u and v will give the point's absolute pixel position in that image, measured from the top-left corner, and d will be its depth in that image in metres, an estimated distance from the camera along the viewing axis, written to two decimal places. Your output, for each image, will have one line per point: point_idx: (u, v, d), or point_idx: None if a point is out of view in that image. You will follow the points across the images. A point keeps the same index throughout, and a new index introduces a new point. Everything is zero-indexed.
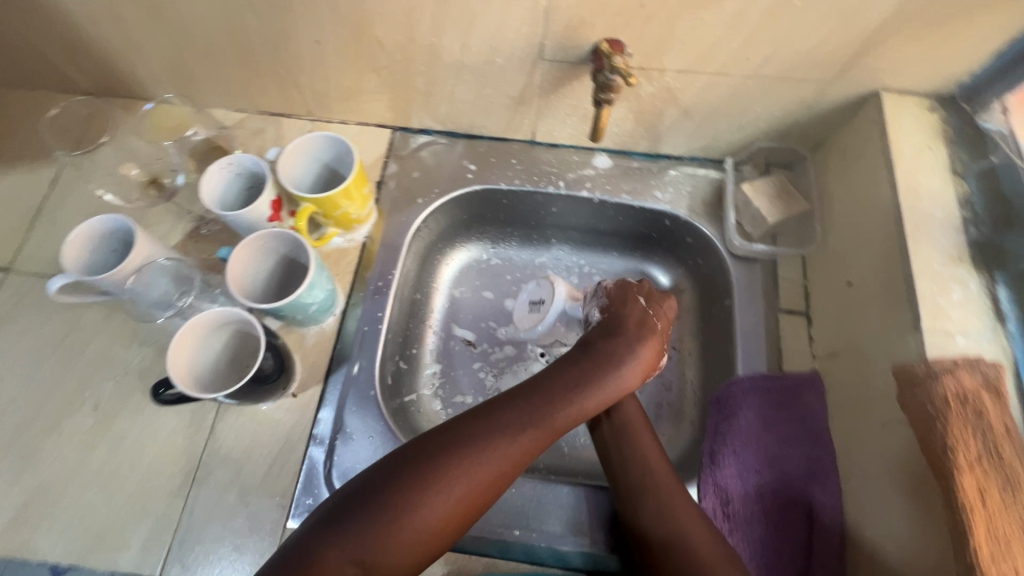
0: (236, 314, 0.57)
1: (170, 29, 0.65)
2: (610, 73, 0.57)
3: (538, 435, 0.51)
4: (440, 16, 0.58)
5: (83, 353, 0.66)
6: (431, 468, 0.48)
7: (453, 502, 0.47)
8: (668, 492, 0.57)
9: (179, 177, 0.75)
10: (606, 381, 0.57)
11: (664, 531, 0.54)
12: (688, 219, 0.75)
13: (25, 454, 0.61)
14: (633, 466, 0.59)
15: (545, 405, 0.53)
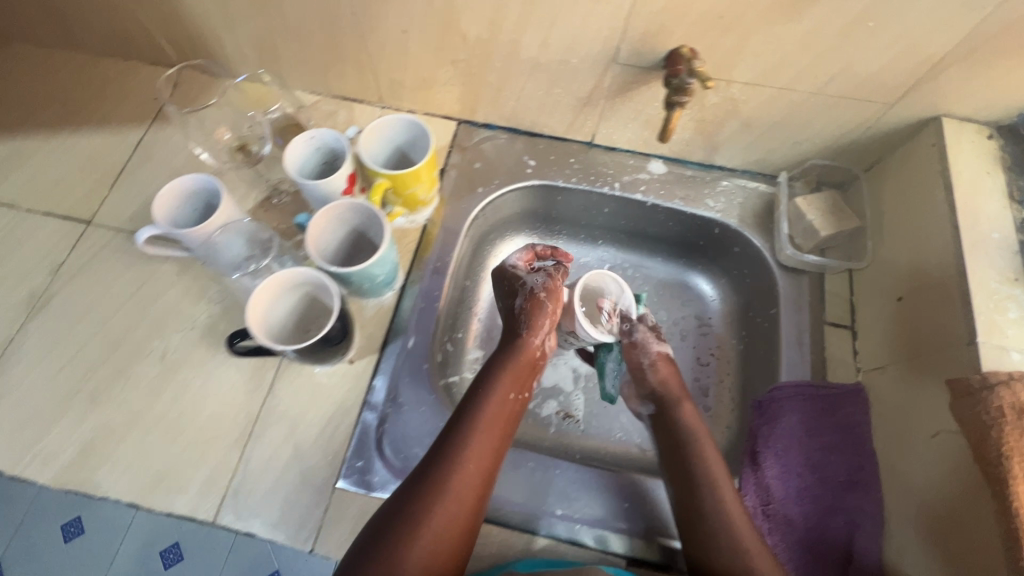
0: (311, 275, 0.60)
1: (268, 9, 0.69)
2: (688, 76, 0.59)
3: (480, 457, 0.56)
4: (526, 14, 0.62)
5: (154, 305, 0.69)
6: (415, 513, 0.52)
7: (441, 534, 0.52)
8: (736, 511, 0.58)
9: (268, 147, 0.77)
10: (496, 381, 0.63)
11: (736, 554, 0.55)
12: (738, 229, 0.77)
13: (93, 395, 0.64)
14: (704, 480, 0.60)
15: (470, 433, 0.58)
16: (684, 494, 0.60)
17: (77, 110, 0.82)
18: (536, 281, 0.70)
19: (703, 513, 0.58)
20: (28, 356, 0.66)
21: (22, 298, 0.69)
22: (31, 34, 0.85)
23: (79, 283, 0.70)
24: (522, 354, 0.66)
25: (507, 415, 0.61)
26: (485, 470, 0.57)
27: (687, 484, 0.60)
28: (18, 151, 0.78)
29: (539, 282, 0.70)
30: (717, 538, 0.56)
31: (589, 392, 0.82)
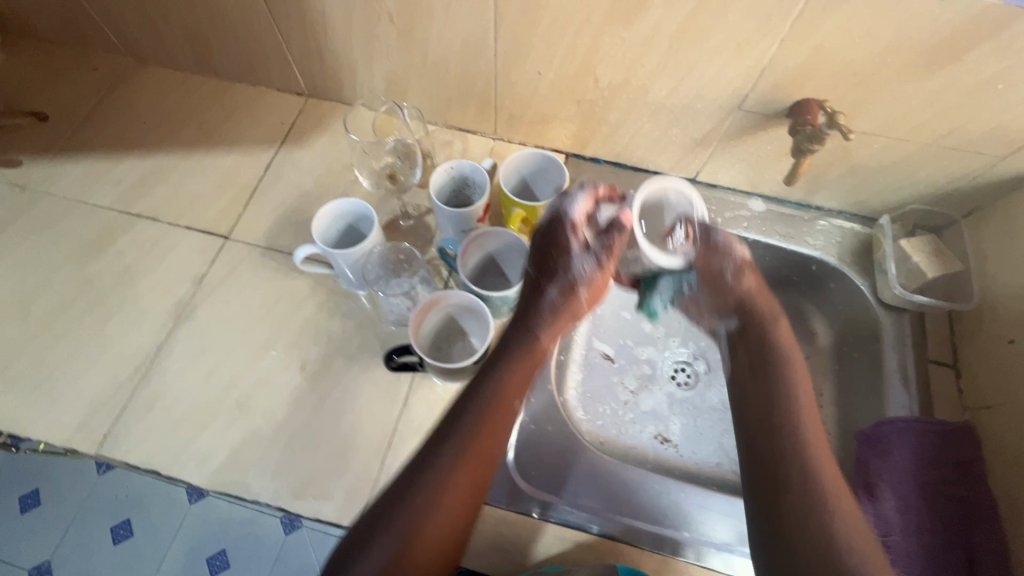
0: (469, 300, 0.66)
1: (412, 47, 0.75)
2: (825, 127, 0.64)
3: (472, 459, 0.56)
4: (663, 63, 0.67)
5: (292, 318, 0.73)
6: (412, 508, 0.52)
7: (434, 532, 0.52)
8: (813, 435, 0.59)
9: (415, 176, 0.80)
10: (507, 373, 0.63)
11: (803, 473, 0.55)
12: (837, 266, 0.81)
13: (240, 402, 0.68)
14: (779, 407, 0.61)
15: (463, 434, 0.57)
16: (761, 423, 0.61)
17: (212, 131, 0.88)
18: (582, 268, 0.70)
19: (772, 434, 0.59)
20: (178, 362, 0.70)
21: (169, 306, 0.74)
22: (171, 60, 0.91)
23: (221, 294, 0.75)
24: (530, 350, 0.66)
25: (519, 378, 0.63)
26: (481, 470, 0.57)
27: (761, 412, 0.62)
28: (160, 168, 0.84)
29: (593, 255, 0.70)
30: (784, 460, 0.57)
31: (685, 418, 0.85)
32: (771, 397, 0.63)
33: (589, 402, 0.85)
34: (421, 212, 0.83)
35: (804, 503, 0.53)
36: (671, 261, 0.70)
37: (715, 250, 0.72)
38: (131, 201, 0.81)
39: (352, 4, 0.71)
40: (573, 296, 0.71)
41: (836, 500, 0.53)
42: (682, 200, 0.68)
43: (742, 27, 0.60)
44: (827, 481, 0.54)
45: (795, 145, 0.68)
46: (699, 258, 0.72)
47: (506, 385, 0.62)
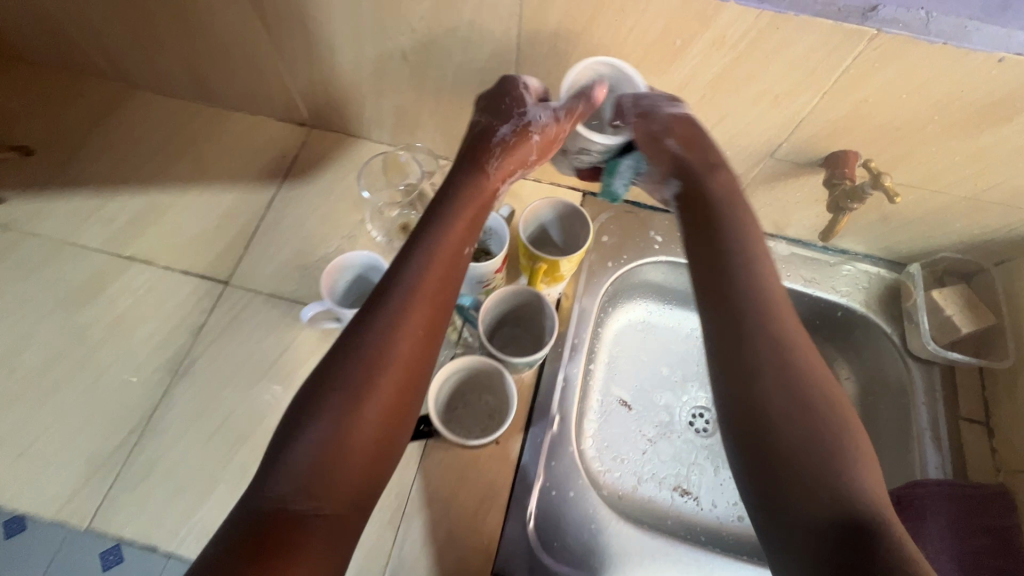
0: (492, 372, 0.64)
1: (426, 84, 0.71)
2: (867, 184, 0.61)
3: (407, 343, 0.48)
4: (694, 111, 0.63)
5: (297, 373, 0.69)
6: (329, 411, 0.45)
7: (363, 437, 0.45)
8: (793, 334, 0.49)
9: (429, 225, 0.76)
10: (433, 250, 0.53)
11: (780, 379, 0.47)
12: (864, 314, 0.78)
13: (243, 467, 0.64)
14: (749, 301, 0.51)
15: (392, 318, 0.49)
16: (722, 321, 0.51)
17: (209, 165, 0.83)
18: (537, 116, 0.59)
19: (748, 337, 0.49)
20: (176, 422, 0.66)
21: (166, 360, 0.69)
22: (164, 86, 0.86)
23: (222, 346, 0.70)
24: (466, 212, 0.57)
25: (445, 274, 0.52)
26: (417, 354, 0.49)
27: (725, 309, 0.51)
28: (154, 206, 0.80)
29: (540, 120, 0.58)
30: (762, 374, 0.48)
31: (706, 468, 0.82)
32: (738, 281, 0.52)
33: (607, 452, 0.81)
34: None
35: (788, 421, 0.46)
36: (605, 137, 0.60)
37: (684, 127, 0.59)
38: (124, 243, 0.76)
39: (362, 41, 0.67)
40: (524, 143, 0.59)
41: (824, 406, 0.46)
42: (619, 77, 0.59)
43: (783, 80, 0.56)
44: (810, 389, 0.47)
45: (831, 202, 0.66)
46: (656, 129, 0.58)
47: (433, 271, 0.52)
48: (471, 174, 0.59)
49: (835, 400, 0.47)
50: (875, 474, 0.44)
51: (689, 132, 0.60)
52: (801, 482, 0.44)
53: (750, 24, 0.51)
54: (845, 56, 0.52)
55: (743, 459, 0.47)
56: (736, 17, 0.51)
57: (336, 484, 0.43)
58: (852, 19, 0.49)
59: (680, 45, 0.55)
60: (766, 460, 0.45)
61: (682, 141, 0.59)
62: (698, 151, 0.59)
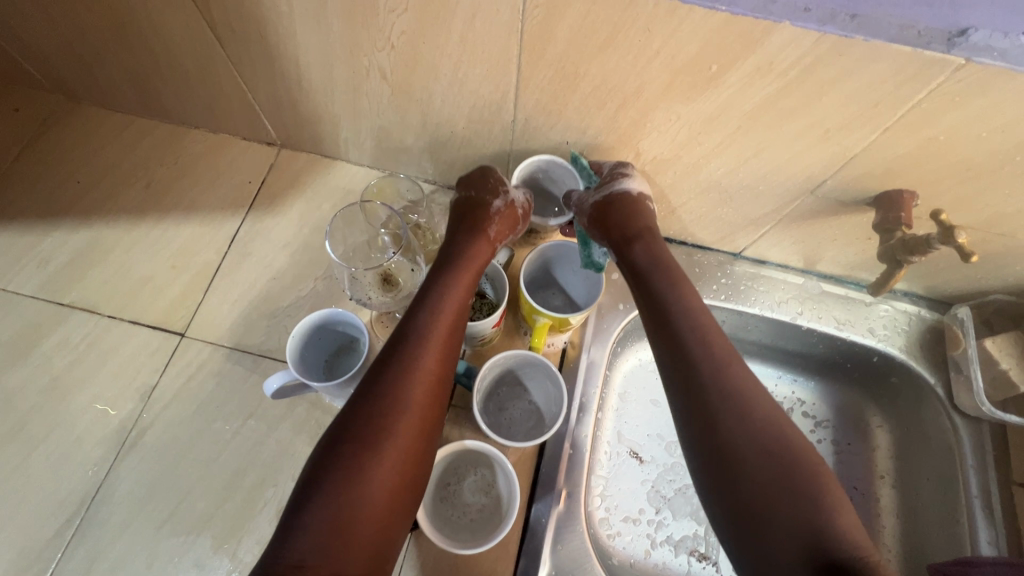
0: (501, 460, 0.55)
1: (410, 105, 0.61)
2: (936, 243, 0.53)
3: (421, 392, 0.47)
4: (725, 143, 0.54)
5: (265, 443, 0.60)
6: (346, 463, 0.43)
7: (380, 491, 0.43)
8: (749, 374, 0.49)
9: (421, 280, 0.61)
10: (441, 300, 0.53)
11: (740, 422, 0.46)
12: (904, 360, 0.70)
13: (200, 561, 0.55)
14: (704, 345, 0.50)
15: (403, 365, 0.48)
16: (682, 369, 0.50)
17: (163, 193, 0.73)
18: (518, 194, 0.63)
19: (711, 382, 0.48)
20: (120, 507, 0.56)
21: (109, 431, 0.60)
22: (109, 100, 0.75)
23: (176, 412, 0.61)
24: (467, 265, 0.57)
25: (451, 332, 0.52)
26: (431, 405, 0.48)
27: (682, 355, 0.50)
28: (98, 243, 0.69)
29: (523, 199, 0.63)
30: (730, 423, 0.46)
31: None
32: (689, 325, 0.52)
33: (617, 513, 0.73)
34: None
35: (765, 467, 0.44)
36: (559, 219, 0.67)
37: (632, 205, 0.59)
38: (62, 288, 0.66)
39: (334, 57, 0.56)
40: (510, 216, 0.61)
41: (796, 445, 0.45)
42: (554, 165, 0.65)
43: (837, 113, 0.47)
44: (780, 430, 0.46)
45: (886, 254, 0.59)
46: (600, 208, 0.60)
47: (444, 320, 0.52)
48: (468, 233, 0.60)
49: (803, 439, 0.46)
50: (852, 513, 0.43)
51: (636, 206, 0.59)
52: (784, 528, 0.42)
53: (806, 50, 0.42)
54: (920, 88, 0.43)
55: (725, 512, 0.45)
56: (790, 40, 0.41)
57: (348, 556, 0.40)
58: (935, 46, 0.39)
59: (716, 70, 0.46)
60: (746, 512, 0.44)
61: (625, 216, 0.59)
62: (650, 226, 0.60)
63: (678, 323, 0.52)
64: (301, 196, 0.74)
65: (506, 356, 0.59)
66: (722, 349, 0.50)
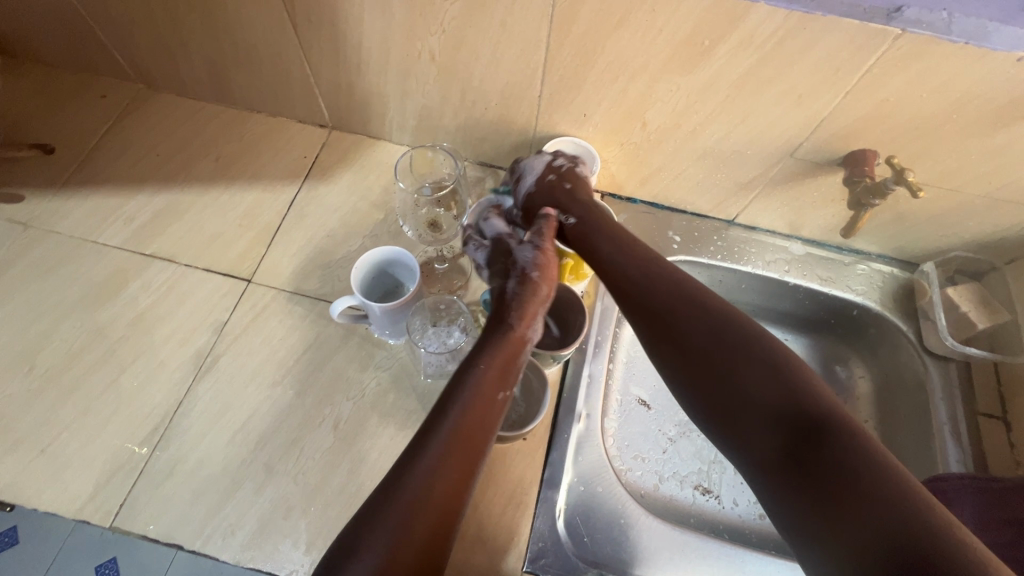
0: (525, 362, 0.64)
1: (451, 84, 0.72)
2: (892, 183, 0.63)
3: (453, 469, 0.47)
4: (718, 111, 0.65)
5: (322, 369, 0.69)
6: (377, 547, 0.42)
7: (424, 527, 0.44)
8: (691, 285, 0.58)
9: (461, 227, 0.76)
10: (474, 386, 0.52)
11: (695, 323, 0.54)
12: (880, 312, 0.80)
13: (268, 465, 0.63)
14: (647, 265, 0.61)
15: (445, 434, 0.49)
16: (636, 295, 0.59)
17: (230, 165, 0.84)
18: (525, 258, 0.65)
19: (664, 306, 0.57)
20: (198, 420, 0.65)
21: (188, 357, 0.69)
22: (185, 88, 0.87)
23: (244, 343, 0.70)
24: (508, 342, 0.57)
25: (481, 417, 0.51)
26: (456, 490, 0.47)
27: (638, 294, 0.59)
28: (175, 205, 0.80)
29: (531, 252, 0.65)
30: (683, 328, 0.55)
31: (725, 466, 0.82)
32: (637, 265, 0.61)
33: (628, 451, 0.81)
34: (454, 254, 0.78)
35: (729, 369, 0.51)
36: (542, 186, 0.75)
37: (550, 184, 0.72)
38: (145, 242, 0.76)
39: (391, 41, 0.68)
40: (532, 282, 0.62)
41: (752, 337, 0.52)
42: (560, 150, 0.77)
43: (805, 80, 0.58)
44: (733, 327, 0.53)
45: (854, 198, 0.69)
46: (527, 195, 0.75)
47: (484, 384, 0.53)
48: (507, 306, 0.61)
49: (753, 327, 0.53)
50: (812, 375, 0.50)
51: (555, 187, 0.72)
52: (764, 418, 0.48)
53: (779, 24, 0.53)
54: (869, 55, 0.54)
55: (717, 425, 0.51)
56: (764, 17, 0.53)
57: None
58: (877, 20, 0.51)
59: (708, 44, 0.57)
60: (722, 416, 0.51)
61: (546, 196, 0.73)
62: (572, 180, 0.72)
63: (626, 262, 0.62)
64: (349, 169, 0.84)
65: None
66: (659, 260, 0.61)
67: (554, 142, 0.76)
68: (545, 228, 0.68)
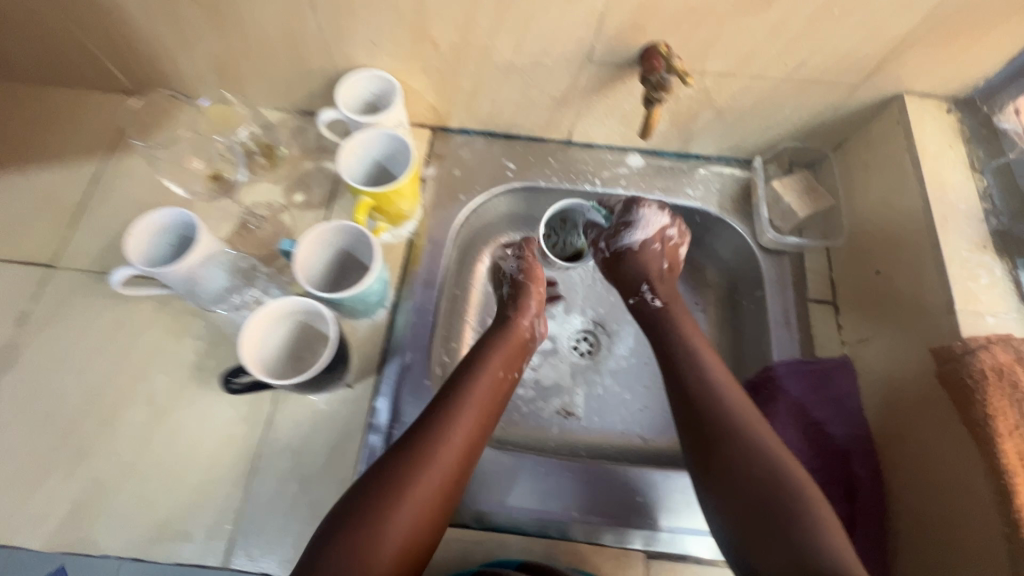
0: (311, 306, 0.59)
1: (226, 27, 0.66)
2: (666, 74, 0.60)
3: (460, 447, 0.55)
4: (498, 19, 0.61)
5: (137, 346, 0.66)
6: (385, 493, 0.50)
7: (429, 492, 0.51)
8: (743, 412, 0.57)
9: (241, 175, 0.76)
10: (484, 385, 0.61)
11: (732, 429, 0.56)
12: (719, 215, 0.79)
13: (80, 448, 0.61)
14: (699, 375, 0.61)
15: (461, 411, 0.57)
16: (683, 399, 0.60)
17: (24, 146, 0.77)
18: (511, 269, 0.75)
19: (714, 427, 0.56)
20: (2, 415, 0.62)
21: None
22: None
23: (49, 331, 0.67)
24: (515, 334, 0.68)
25: (492, 399, 0.61)
26: (461, 467, 0.55)
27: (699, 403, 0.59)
28: None
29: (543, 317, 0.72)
30: (731, 452, 0.54)
31: (588, 388, 0.83)
32: (703, 390, 0.59)
33: None
34: (273, 211, 0.75)
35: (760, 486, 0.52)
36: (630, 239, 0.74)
37: (637, 253, 0.74)
38: None
39: None
40: (521, 283, 0.73)
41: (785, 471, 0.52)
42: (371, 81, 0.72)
43: None
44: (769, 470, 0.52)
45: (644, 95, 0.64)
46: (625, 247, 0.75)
47: (493, 373, 0.62)
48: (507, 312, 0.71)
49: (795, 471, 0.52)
50: (832, 519, 0.50)
51: (640, 259, 0.74)
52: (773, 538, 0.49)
53: None
54: None
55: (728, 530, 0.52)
56: None
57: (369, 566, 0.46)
58: None
59: None
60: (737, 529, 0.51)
61: (633, 268, 0.74)
62: (669, 266, 0.75)
63: (687, 374, 0.62)
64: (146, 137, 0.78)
65: (318, 231, 0.62)
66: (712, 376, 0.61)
67: (353, 75, 0.70)
68: (538, 282, 0.73)
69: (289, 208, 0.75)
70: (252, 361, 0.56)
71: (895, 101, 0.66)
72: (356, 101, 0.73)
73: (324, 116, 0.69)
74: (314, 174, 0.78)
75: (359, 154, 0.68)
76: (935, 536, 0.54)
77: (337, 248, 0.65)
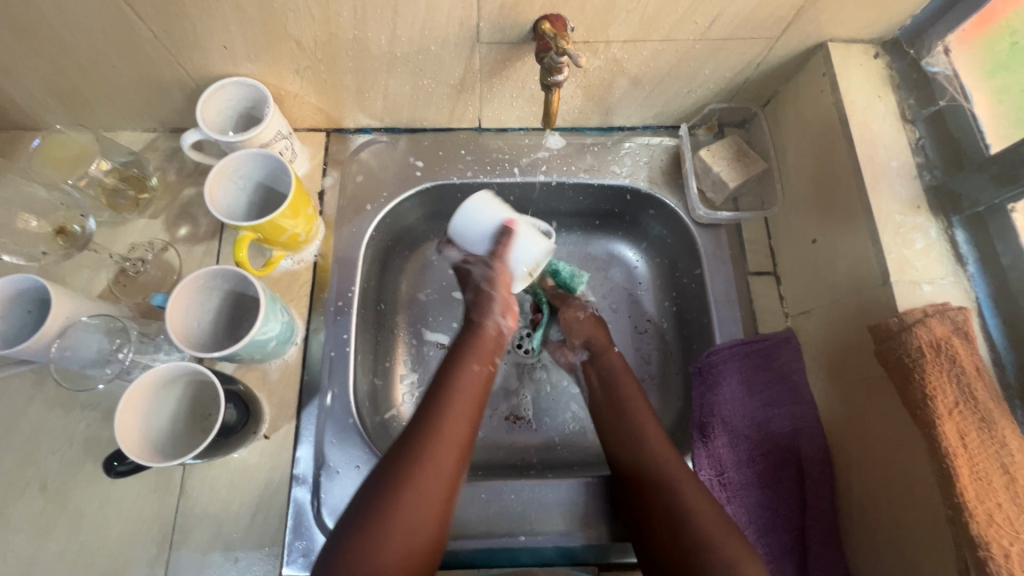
0: (194, 368, 0.52)
1: (43, 49, 0.56)
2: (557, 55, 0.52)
3: (450, 456, 0.52)
4: (361, 6, 0.52)
5: (15, 429, 0.59)
6: (375, 513, 0.48)
7: (421, 511, 0.49)
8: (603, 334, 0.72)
9: (93, 222, 0.65)
10: (465, 390, 0.57)
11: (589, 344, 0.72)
12: (650, 190, 0.73)
13: None
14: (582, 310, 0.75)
15: (440, 418, 0.54)
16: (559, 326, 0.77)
17: None
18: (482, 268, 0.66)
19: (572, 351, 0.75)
20: None
21: None
22: None
23: None
24: (488, 336, 0.63)
25: (479, 398, 0.58)
26: (454, 480, 0.52)
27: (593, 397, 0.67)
28: None
29: (511, 321, 0.66)
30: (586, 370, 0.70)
31: (535, 387, 0.77)
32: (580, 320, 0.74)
33: None
34: (154, 251, 0.67)
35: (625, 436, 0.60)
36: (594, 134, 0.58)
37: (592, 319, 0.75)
38: None
39: None
40: (496, 274, 0.65)
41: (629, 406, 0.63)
42: (240, 89, 0.62)
43: None
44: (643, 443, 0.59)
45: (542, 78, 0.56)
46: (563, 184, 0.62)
47: (474, 378, 0.58)
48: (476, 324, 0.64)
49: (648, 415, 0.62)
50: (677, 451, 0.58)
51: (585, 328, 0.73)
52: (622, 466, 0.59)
53: None
54: None
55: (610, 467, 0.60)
56: None
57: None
58: None
59: None
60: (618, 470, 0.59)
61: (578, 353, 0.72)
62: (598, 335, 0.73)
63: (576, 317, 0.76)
64: None
65: (190, 280, 0.54)
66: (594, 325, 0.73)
67: (214, 86, 0.60)
68: (501, 283, 0.65)
69: (173, 244, 0.67)
70: (128, 435, 0.49)
71: (819, 51, 0.61)
72: (224, 114, 0.63)
73: (187, 139, 0.60)
74: (198, 202, 0.69)
75: (236, 177, 0.60)
76: (878, 516, 0.53)
77: (224, 291, 0.58)
